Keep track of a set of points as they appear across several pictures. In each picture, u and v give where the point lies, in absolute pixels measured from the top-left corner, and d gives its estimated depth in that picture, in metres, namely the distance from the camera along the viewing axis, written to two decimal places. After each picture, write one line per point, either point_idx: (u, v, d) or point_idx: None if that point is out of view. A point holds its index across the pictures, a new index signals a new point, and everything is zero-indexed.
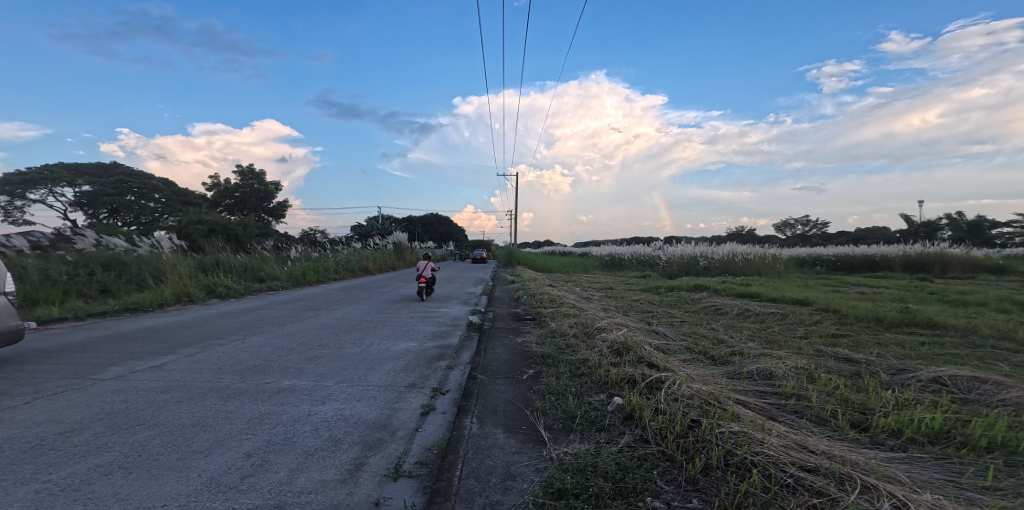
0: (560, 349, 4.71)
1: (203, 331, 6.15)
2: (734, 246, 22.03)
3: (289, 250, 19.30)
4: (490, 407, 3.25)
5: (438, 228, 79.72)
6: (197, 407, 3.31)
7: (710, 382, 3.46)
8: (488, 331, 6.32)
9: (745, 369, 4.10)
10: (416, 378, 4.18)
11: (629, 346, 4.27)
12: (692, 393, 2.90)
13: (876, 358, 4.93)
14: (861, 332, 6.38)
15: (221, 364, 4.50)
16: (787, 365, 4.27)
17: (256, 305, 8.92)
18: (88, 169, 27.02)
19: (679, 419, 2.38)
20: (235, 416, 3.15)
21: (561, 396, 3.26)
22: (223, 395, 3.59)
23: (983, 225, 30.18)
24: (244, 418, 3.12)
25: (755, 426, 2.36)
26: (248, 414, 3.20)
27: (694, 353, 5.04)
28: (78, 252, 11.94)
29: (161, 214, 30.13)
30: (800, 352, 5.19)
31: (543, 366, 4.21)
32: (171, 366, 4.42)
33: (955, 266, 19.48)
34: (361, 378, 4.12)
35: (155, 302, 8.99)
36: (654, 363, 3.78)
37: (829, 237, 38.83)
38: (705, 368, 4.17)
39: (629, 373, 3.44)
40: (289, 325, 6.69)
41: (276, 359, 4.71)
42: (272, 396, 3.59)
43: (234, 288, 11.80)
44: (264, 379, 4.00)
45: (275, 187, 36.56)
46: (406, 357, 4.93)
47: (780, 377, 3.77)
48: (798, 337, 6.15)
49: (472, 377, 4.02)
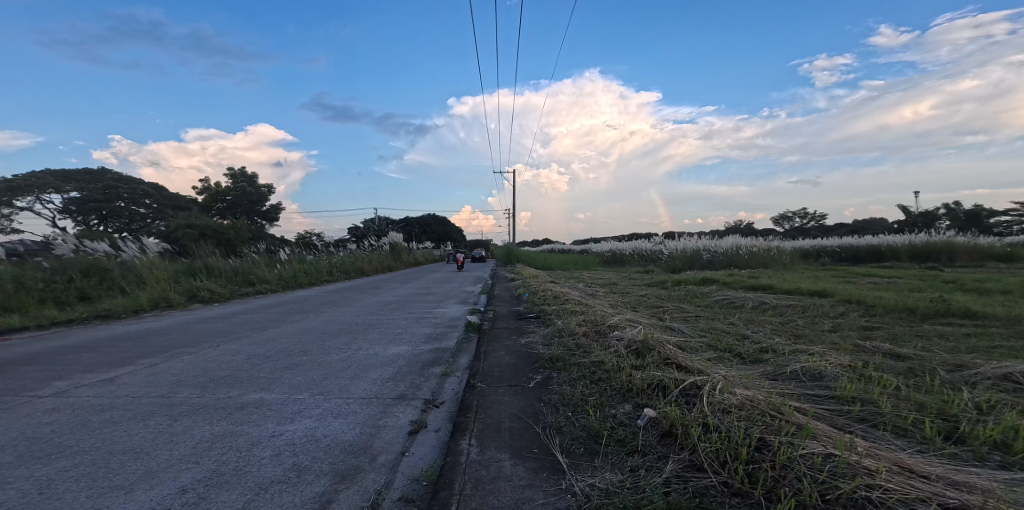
0: (570, 350, 4.14)
1: (173, 339, 5.56)
2: (739, 240, 20.95)
3: (281, 253, 18.66)
4: (492, 423, 2.71)
5: (436, 229, 79.15)
6: (138, 430, 2.76)
7: (753, 387, 2.92)
8: (488, 331, 5.77)
9: (787, 368, 3.55)
10: (406, 387, 3.62)
11: (649, 345, 3.72)
12: (742, 401, 2.37)
13: (924, 353, 4.40)
14: (894, 324, 5.87)
15: (183, 375, 3.94)
16: (831, 363, 3.74)
17: (239, 310, 8.30)
18: (76, 176, 26.39)
19: (743, 441, 1.83)
20: (181, 440, 2.60)
21: (577, 409, 2.71)
22: (174, 413, 3.03)
23: (981, 214, 29.89)
24: (191, 442, 2.58)
25: (842, 445, 1.82)
26: (198, 438, 2.64)
27: (719, 350, 4.48)
28: (56, 258, 11.33)
29: (151, 220, 29.46)
30: (838, 347, 4.65)
31: (552, 372, 3.65)
32: (124, 379, 3.86)
33: (963, 255, 19.00)
34: (342, 389, 3.56)
35: (129, 309, 8.36)
36: (682, 365, 3.25)
37: (828, 230, 38.54)
38: (739, 368, 3.62)
39: (657, 379, 2.89)
40: (270, 330, 6.09)
41: (247, 369, 4.14)
42: (232, 413, 3.03)
43: (220, 292, 11.19)
44: (227, 393, 3.44)
45: (269, 190, 35.91)
46: (397, 363, 4.36)
47: (832, 378, 3.23)
48: (827, 330, 5.63)
49: (471, 386, 3.45)
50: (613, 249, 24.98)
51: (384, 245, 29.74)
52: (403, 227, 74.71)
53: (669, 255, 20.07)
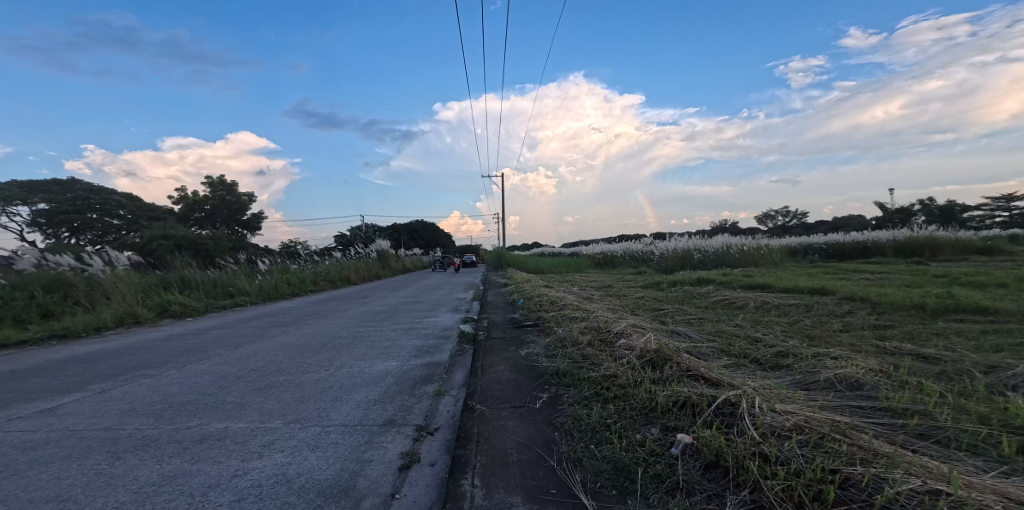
0: (576, 362, 3.77)
1: (133, 359, 4.95)
2: (728, 239, 20.91)
3: (262, 262, 17.90)
4: (497, 457, 2.31)
5: (424, 235, 78.34)
6: (67, 472, 2.21)
7: (790, 400, 2.61)
8: (484, 342, 5.36)
9: (818, 376, 3.32)
10: (396, 410, 3.18)
11: (665, 355, 3.38)
12: (796, 423, 2.08)
13: (951, 353, 4.16)
14: (907, 322, 5.68)
15: (137, 402, 3.37)
16: (861, 369, 3.53)
17: (214, 325, 7.71)
18: (44, 186, 25.14)
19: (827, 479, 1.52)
20: (118, 486, 2.06)
21: (597, 436, 2.34)
22: (117, 449, 2.47)
23: (954, 209, 30.72)
24: (131, 488, 2.05)
25: (952, 481, 1.52)
26: (141, 482, 2.10)
27: (734, 356, 4.17)
28: (15, 273, 10.55)
29: (126, 231, 28.25)
30: (860, 350, 4.40)
31: (559, 388, 3.27)
32: (66, 407, 3.27)
33: (946, 249, 19.26)
34: (322, 415, 3.07)
35: (91, 326, 7.71)
36: (705, 377, 2.93)
37: (810, 228, 39.11)
38: (765, 378, 3.31)
39: (684, 396, 2.57)
40: (245, 347, 5.54)
41: (212, 393, 3.60)
42: (189, 448, 2.48)
43: (194, 306, 10.53)
44: (186, 422, 2.90)
45: (249, 198, 34.87)
46: (384, 382, 3.90)
47: (876, 393, 2.92)
48: (840, 331, 5.39)
49: (469, 409, 3.04)
50: (604, 251, 24.79)
51: (371, 251, 28.90)
52: (389, 233, 73.50)
53: (660, 256, 19.87)
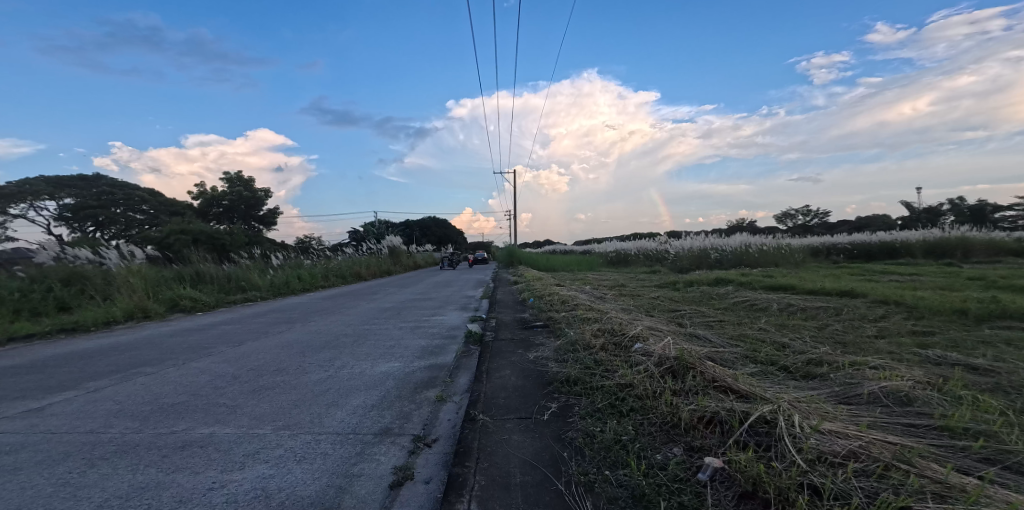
0: (588, 368, 3.50)
1: (135, 355, 4.85)
2: (747, 238, 20.25)
3: (275, 257, 18.00)
4: (498, 478, 2.06)
5: (436, 232, 78.63)
6: (31, 480, 2.01)
7: (832, 418, 2.31)
8: (491, 344, 5.11)
9: (860, 388, 3.00)
10: (394, 418, 2.95)
11: (685, 363, 3.09)
12: (849, 449, 1.80)
13: (1005, 364, 3.77)
14: (948, 329, 5.26)
15: (127, 402, 3.21)
16: (907, 381, 3.19)
17: (221, 320, 7.65)
18: (70, 182, 25.85)
19: None
20: (81, 498, 1.84)
21: (612, 456, 2.07)
22: (93, 455, 2.28)
23: (985, 209, 29.28)
24: (95, 500, 1.83)
25: None
26: (106, 494, 1.88)
27: (760, 364, 3.84)
28: (35, 266, 10.72)
29: (147, 226, 28.89)
30: (901, 359, 4.03)
31: (570, 398, 3.00)
32: (54, 406, 3.13)
33: (978, 250, 18.31)
34: (315, 421, 2.86)
35: (100, 321, 7.71)
36: (733, 389, 2.64)
37: (831, 227, 37.86)
38: (800, 390, 2.99)
39: (711, 411, 2.30)
40: (248, 345, 5.41)
41: (205, 394, 3.43)
42: (168, 456, 2.28)
43: (204, 301, 10.55)
44: (172, 425, 2.72)
45: (265, 194, 35.34)
46: (384, 386, 3.69)
47: (932, 412, 2.58)
48: (874, 337, 5.00)
49: (470, 420, 2.79)
50: (617, 250, 24.34)
51: (383, 247, 28.97)
52: (402, 230, 74.06)
53: (675, 255, 19.34)
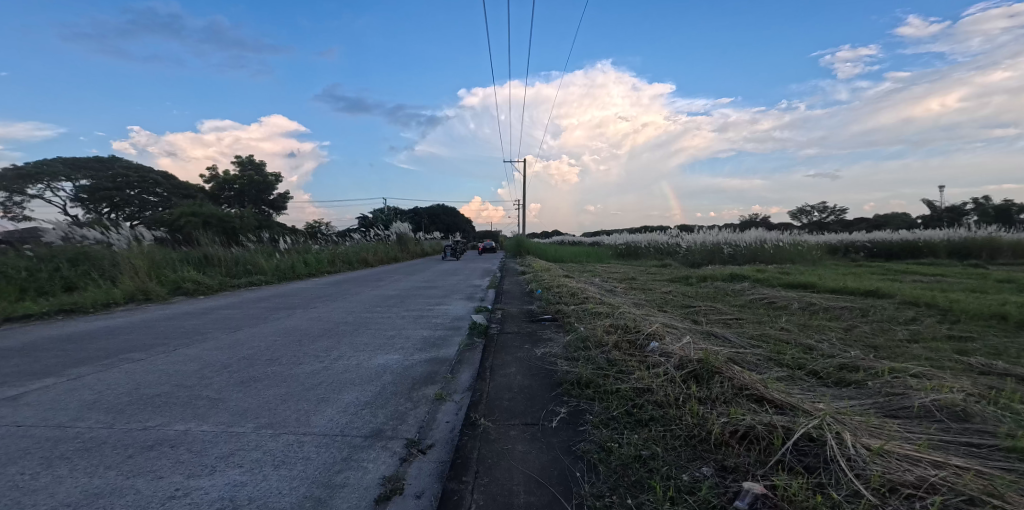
0: (600, 368, 3.22)
1: (126, 340, 4.70)
2: (763, 233, 19.70)
3: (284, 241, 17.94)
4: (499, 497, 1.79)
5: (445, 220, 78.53)
6: None
7: (891, 438, 1.98)
8: (495, 337, 4.85)
9: (908, 400, 2.67)
10: (387, 418, 2.70)
11: (710, 367, 2.79)
12: (923, 479, 1.50)
13: None
14: (988, 334, 4.86)
15: (106, 391, 3.02)
16: (958, 393, 2.85)
17: (223, 305, 7.51)
18: (86, 163, 26.04)
19: None
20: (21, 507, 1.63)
21: (633, 477, 1.78)
22: (53, 453, 2.08)
23: (1012, 209, 28.10)
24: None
25: None
26: (49, 504, 1.66)
27: (787, 368, 3.53)
28: (44, 245, 10.70)
29: (160, 207, 29.11)
30: (943, 367, 3.67)
31: (581, 403, 2.73)
32: (29, 395, 2.95)
33: (1006, 251, 17.57)
34: (301, 419, 2.63)
35: (100, 302, 7.62)
36: (768, 399, 2.33)
37: (848, 224, 36.89)
38: (839, 400, 2.67)
39: (746, 425, 2.01)
40: (244, 331, 5.22)
41: (189, 385, 3.22)
42: (133, 457, 2.07)
43: (207, 285, 10.45)
44: (146, 420, 2.52)
45: (276, 178, 35.40)
46: (380, 380, 3.46)
47: (999, 431, 2.24)
48: (907, 341, 4.63)
49: (471, 425, 2.53)
50: (628, 242, 23.93)
51: (391, 234, 28.84)
52: (412, 217, 74.06)
53: (687, 248, 18.86)
